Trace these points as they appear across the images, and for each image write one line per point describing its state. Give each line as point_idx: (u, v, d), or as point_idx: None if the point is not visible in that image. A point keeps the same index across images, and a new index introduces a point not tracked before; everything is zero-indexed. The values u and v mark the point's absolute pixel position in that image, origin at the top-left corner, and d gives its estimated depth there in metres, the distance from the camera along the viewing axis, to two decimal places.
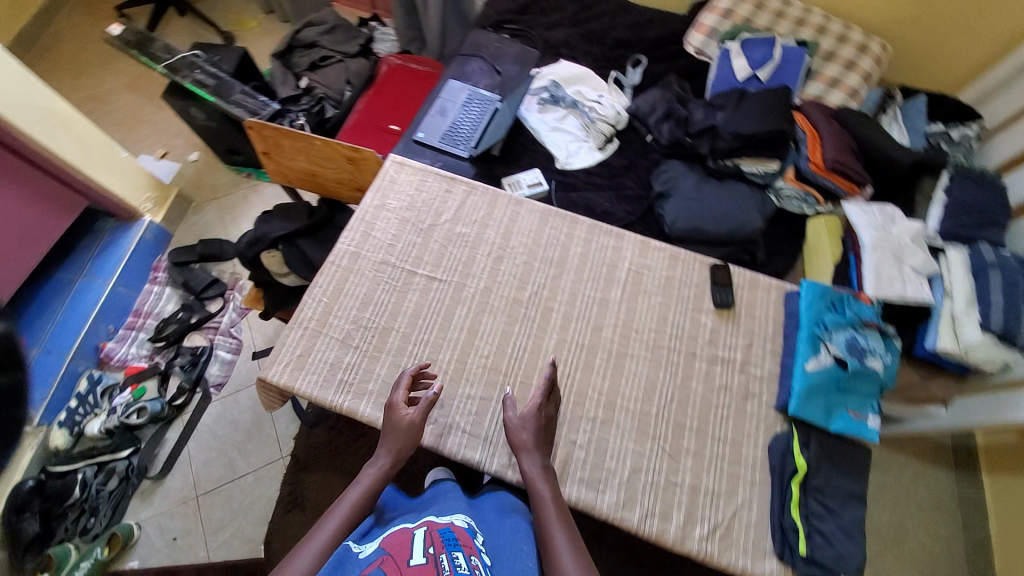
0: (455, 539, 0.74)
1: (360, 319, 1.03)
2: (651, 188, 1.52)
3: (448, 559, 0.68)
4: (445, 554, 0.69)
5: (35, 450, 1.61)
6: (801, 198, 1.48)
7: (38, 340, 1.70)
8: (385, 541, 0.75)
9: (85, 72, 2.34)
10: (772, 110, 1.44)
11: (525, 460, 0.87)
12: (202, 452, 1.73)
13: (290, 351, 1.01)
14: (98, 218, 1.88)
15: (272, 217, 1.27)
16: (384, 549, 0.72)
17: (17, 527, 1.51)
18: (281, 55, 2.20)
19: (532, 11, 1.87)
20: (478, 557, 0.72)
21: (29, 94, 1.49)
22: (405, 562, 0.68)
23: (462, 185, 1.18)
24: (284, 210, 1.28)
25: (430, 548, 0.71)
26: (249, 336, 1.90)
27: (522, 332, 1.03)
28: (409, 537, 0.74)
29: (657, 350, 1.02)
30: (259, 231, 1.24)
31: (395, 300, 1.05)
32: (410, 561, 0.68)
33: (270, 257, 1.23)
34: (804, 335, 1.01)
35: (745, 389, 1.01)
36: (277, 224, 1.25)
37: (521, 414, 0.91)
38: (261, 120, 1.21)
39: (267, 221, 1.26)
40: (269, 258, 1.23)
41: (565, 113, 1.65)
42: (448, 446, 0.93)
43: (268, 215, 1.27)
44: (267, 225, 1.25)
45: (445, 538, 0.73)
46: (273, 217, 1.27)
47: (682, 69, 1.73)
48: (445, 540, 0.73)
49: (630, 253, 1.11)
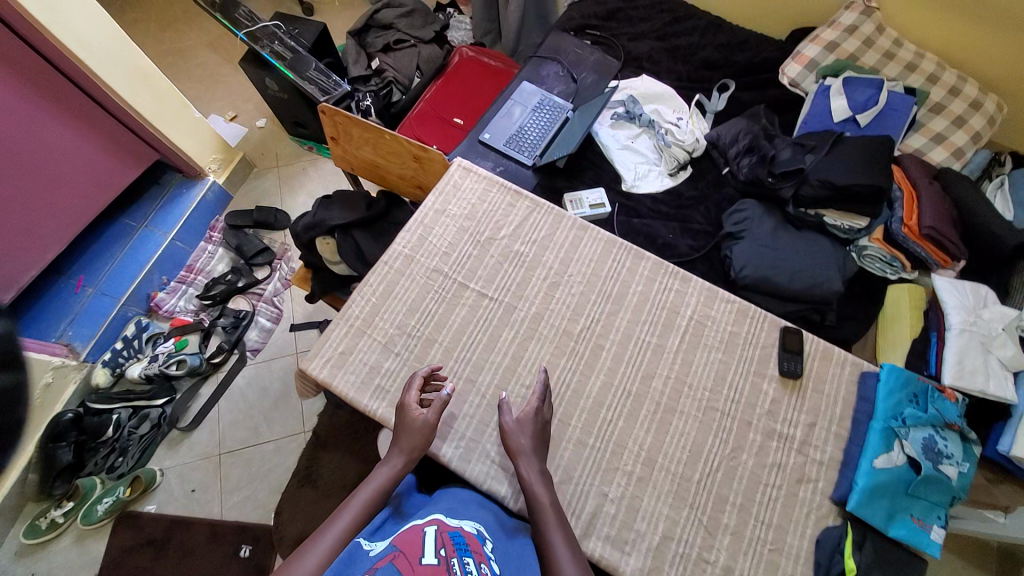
0: (466, 544, 0.68)
1: (405, 327, 1.01)
2: (721, 227, 1.42)
3: (459, 564, 0.63)
4: (457, 558, 0.63)
5: (79, 385, 1.66)
6: (885, 261, 1.38)
7: (96, 280, 1.75)
8: (396, 539, 0.67)
9: (171, 26, 2.41)
10: (873, 160, 1.30)
11: (522, 464, 0.84)
12: (231, 412, 1.75)
13: (332, 348, 0.99)
14: (166, 171, 1.93)
15: (330, 203, 1.26)
16: (396, 545, 0.65)
17: (52, 454, 1.55)
18: (356, 33, 2.19)
19: (618, 19, 1.77)
20: (488, 567, 0.66)
21: (122, 52, 1.51)
22: (416, 560, 0.61)
23: (527, 200, 1.13)
24: (343, 198, 1.27)
25: (441, 549, 0.64)
26: (290, 308, 1.91)
27: (568, 367, 0.98)
28: (420, 535, 0.67)
29: (709, 412, 0.96)
30: (318, 216, 1.23)
31: (441, 311, 1.02)
32: (421, 559, 0.61)
33: (324, 243, 1.23)
34: (876, 426, 0.94)
35: (800, 472, 0.94)
36: (335, 212, 1.24)
37: (518, 418, 0.89)
38: (333, 106, 1.20)
39: (326, 207, 1.25)
40: (323, 245, 1.23)
41: (639, 131, 1.56)
42: (458, 468, 0.90)
43: (327, 201, 1.26)
44: (326, 211, 1.24)
45: (455, 542, 0.68)
46: (332, 203, 1.26)
47: (774, 100, 1.58)
48: (456, 544, 0.67)
49: (694, 300, 1.04)
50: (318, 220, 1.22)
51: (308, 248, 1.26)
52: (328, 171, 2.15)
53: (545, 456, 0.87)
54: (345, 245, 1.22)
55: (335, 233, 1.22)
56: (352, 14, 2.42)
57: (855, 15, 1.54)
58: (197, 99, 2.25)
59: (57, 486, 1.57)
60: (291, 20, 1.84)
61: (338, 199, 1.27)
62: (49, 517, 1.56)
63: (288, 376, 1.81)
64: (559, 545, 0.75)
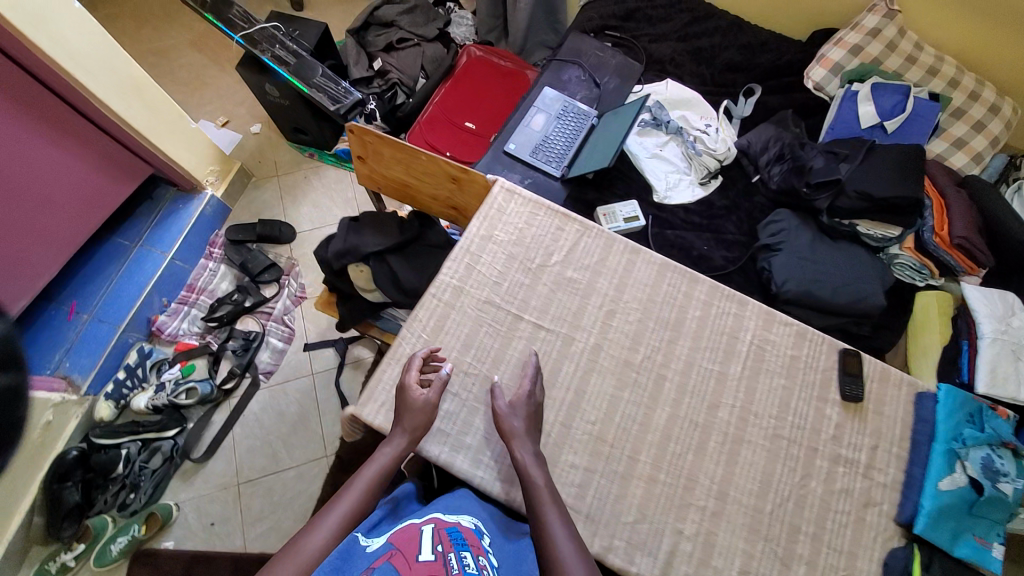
0: (463, 539, 0.69)
1: (460, 364, 0.96)
2: (755, 238, 1.41)
3: (457, 558, 0.63)
4: (455, 554, 0.63)
5: (80, 419, 1.55)
6: (914, 268, 1.39)
7: (90, 306, 1.62)
8: (394, 536, 0.67)
9: (150, 23, 2.23)
10: (908, 172, 1.30)
11: (518, 446, 0.84)
12: (248, 438, 1.68)
13: (385, 390, 0.94)
14: (158, 185, 1.80)
15: (360, 227, 1.20)
16: (392, 543, 0.65)
17: (57, 495, 1.46)
18: (356, 31, 2.07)
19: (637, 19, 1.72)
20: (484, 559, 0.67)
21: (109, 59, 1.38)
22: (414, 558, 0.61)
23: (575, 223, 1.08)
24: (373, 220, 1.21)
25: (438, 545, 0.64)
26: (302, 326, 1.83)
27: (632, 400, 0.95)
28: (417, 532, 0.68)
29: (776, 441, 0.95)
30: (349, 242, 1.17)
31: (494, 344, 0.98)
32: (418, 557, 0.61)
33: (356, 269, 1.17)
34: (939, 447, 0.95)
35: (866, 496, 0.94)
36: (368, 237, 1.18)
37: (511, 401, 0.89)
38: (364, 125, 1.12)
39: (356, 231, 1.19)
40: (356, 271, 1.17)
41: (667, 139, 1.52)
42: (455, 466, 0.89)
43: (356, 224, 1.21)
44: (356, 235, 1.18)
45: (453, 537, 0.68)
46: (362, 227, 1.20)
47: (799, 105, 1.57)
48: (453, 539, 0.68)
49: (753, 325, 1.02)
50: (349, 245, 1.16)
51: (339, 275, 1.21)
52: (331, 179, 2.05)
53: (538, 439, 0.88)
54: (380, 271, 1.16)
55: (368, 258, 1.16)
56: (346, 9, 2.28)
57: (878, 18, 1.51)
58: (184, 104, 2.12)
59: (65, 528, 1.46)
60: (290, 21, 1.73)
61: (367, 221, 1.21)
62: (59, 560, 1.45)
63: (305, 399, 1.73)
64: (554, 521, 0.76)
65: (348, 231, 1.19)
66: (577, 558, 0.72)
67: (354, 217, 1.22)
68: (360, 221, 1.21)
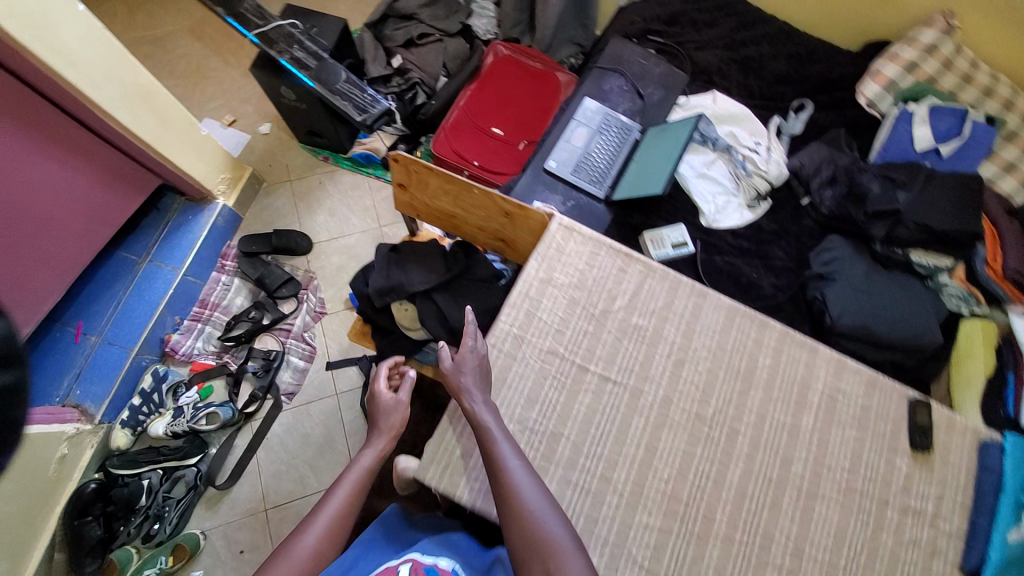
0: None
1: (524, 421, 0.90)
2: (805, 264, 1.37)
3: None
4: None
5: (96, 448, 1.50)
6: (962, 296, 1.30)
7: (99, 327, 1.54)
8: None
9: (143, 10, 2.13)
10: (967, 202, 1.27)
11: (467, 399, 0.85)
12: (272, 463, 1.63)
13: (445, 450, 0.89)
14: (165, 194, 1.70)
15: (400, 260, 1.14)
16: None
17: (79, 531, 1.39)
18: (374, 25, 1.95)
19: (681, 23, 1.63)
20: None
21: (115, 67, 1.25)
22: None
23: (638, 263, 1.02)
24: (414, 253, 1.14)
25: None
26: (323, 343, 1.76)
27: (705, 456, 0.91)
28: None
29: (850, 494, 0.92)
30: (394, 280, 1.11)
31: (557, 396, 0.92)
32: None
33: (397, 307, 1.12)
34: (1007, 502, 0.92)
35: (931, 545, 0.92)
36: (412, 272, 1.11)
37: (456, 359, 0.88)
38: (410, 154, 1.03)
39: (397, 265, 1.13)
40: (396, 309, 1.12)
41: (715, 157, 1.45)
42: (427, 479, 0.87)
43: (396, 258, 1.14)
44: (397, 270, 1.12)
45: None
46: (402, 261, 1.14)
47: (850, 123, 1.50)
48: None
49: (823, 373, 0.99)
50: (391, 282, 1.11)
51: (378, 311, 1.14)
52: (347, 185, 1.94)
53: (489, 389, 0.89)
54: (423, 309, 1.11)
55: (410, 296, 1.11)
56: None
57: (935, 33, 1.43)
58: (186, 100, 1.98)
59: (90, 563, 1.39)
60: (306, 15, 1.63)
61: (408, 254, 1.14)
62: None
63: (330, 420, 1.68)
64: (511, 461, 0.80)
65: (388, 266, 1.13)
66: (537, 493, 0.76)
67: (395, 248, 1.15)
68: (401, 255, 1.14)
